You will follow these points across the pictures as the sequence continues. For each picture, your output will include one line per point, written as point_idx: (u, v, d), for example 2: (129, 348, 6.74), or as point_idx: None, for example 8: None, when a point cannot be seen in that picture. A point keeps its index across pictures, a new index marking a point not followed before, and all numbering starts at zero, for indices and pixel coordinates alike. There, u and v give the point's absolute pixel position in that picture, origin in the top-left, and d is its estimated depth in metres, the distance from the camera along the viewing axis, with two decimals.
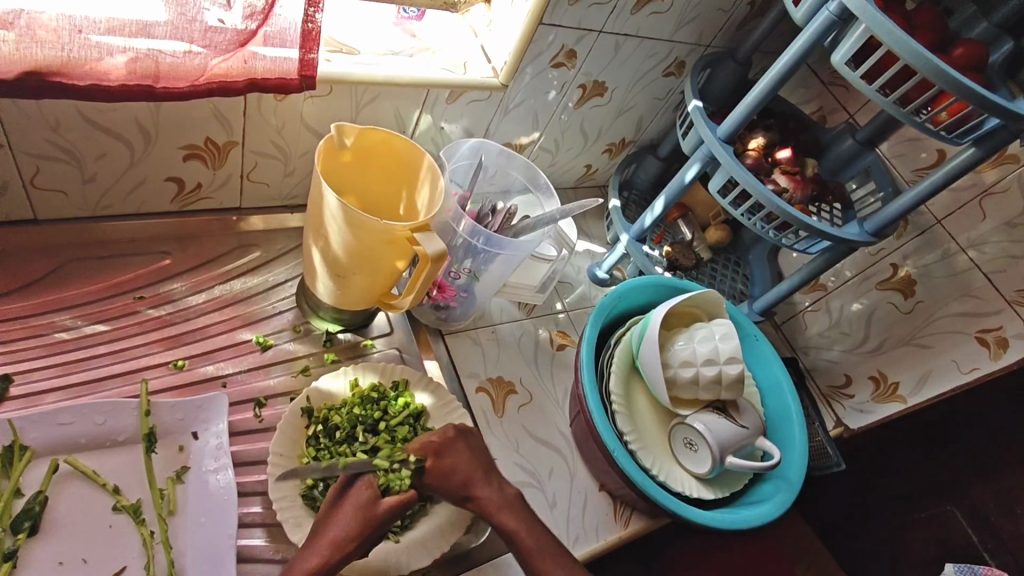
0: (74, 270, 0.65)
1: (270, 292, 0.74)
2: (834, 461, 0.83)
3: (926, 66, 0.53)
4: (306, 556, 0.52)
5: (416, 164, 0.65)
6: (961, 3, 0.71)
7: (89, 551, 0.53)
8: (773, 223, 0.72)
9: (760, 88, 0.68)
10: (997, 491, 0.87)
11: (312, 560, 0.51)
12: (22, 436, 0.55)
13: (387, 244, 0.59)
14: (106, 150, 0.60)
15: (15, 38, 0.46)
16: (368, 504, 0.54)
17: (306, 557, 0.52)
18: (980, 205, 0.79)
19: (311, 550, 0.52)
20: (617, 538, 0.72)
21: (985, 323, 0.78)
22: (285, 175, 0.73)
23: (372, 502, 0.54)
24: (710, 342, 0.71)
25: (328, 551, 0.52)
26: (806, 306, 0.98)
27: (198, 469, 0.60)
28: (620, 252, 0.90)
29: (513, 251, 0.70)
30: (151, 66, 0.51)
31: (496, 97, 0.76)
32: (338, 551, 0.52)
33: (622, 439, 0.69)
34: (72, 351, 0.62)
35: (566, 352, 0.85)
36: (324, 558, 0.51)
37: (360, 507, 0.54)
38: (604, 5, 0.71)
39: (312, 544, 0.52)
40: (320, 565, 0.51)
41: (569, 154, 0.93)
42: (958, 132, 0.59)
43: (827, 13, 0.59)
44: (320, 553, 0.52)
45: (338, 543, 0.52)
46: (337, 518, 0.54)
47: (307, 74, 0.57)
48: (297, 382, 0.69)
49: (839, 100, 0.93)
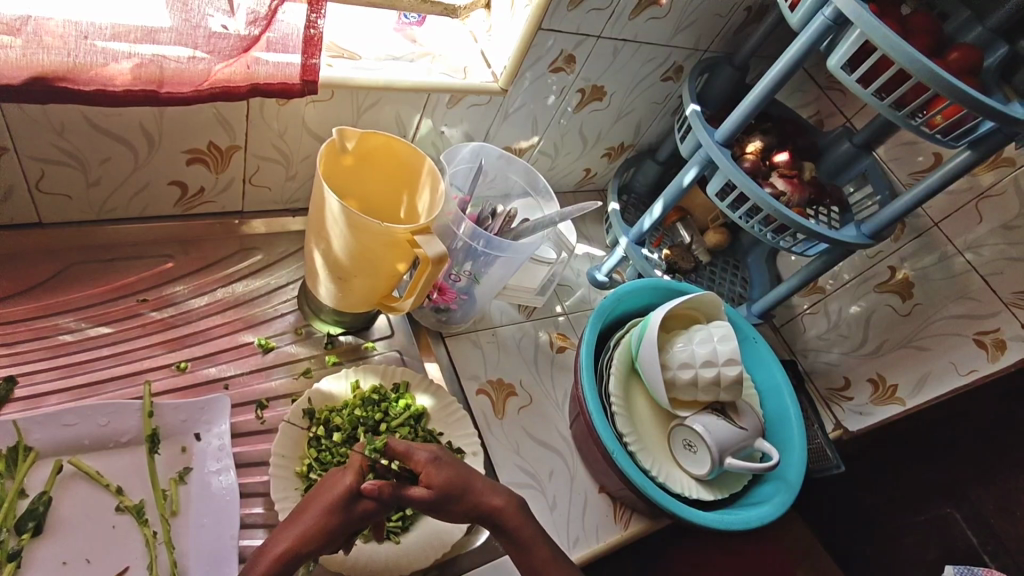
0: (77, 274, 0.66)
1: (271, 295, 0.74)
2: (833, 463, 0.84)
3: (920, 70, 0.53)
4: (275, 541, 0.53)
5: (416, 168, 0.66)
6: (956, 8, 0.71)
7: (92, 552, 0.54)
8: (771, 225, 0.73)
9: (757, 91, 0.68)
10: (998, 493, 0.86)
11: (278, 548, 0.52)
12: (26, 437, 0.55)
13: (389, 246, 0.59)
14: (109, 155, 0.60)
15: (22, 44, 0.47)
16: (341, 504, 0.53)
17: (273, 544, 0.52)
18: (977, 208, 0.79)
19: (280, 536, 0.53)
20: (617, 539, 0.72)
21: (983, 326, 0.79)
22: (287, 179, 0.74)
23: (346, 502, 0.53)
24: (708, 343, 0.71)
25: (295, 541, 0.52)
26: (804, 309, 0.98)
27: (200, 470, 0.60)
28: (620, 255, 0.90)
29: (513, 253, 0.71)
30: (155, 72, 0.52)
31: (496, 101, 0.77)
32: (304, 544, 0.52)
33: (621, 441, 0.70)
34: (75, 354, 0.62)
35: (566, 355, 0.86)
36: (289, 549, 0.52)
37: (332, 505, 0.53)
38: (603, 11, 0.72)
39: (283, 531, 0.53)
40: (283, 554, 0.52)
41: (568, 158, 0.94)
42: (953, 136, 0.60)
43: (823, 18, 0.60)
44: (287, 541, 0.52)
45: (304, 537, 0.52)
46: (310, 509, 0.53)
47: (309, 79, 0.58)
48: (298, 384, 0.69)
49: (837, 104, 0.93)
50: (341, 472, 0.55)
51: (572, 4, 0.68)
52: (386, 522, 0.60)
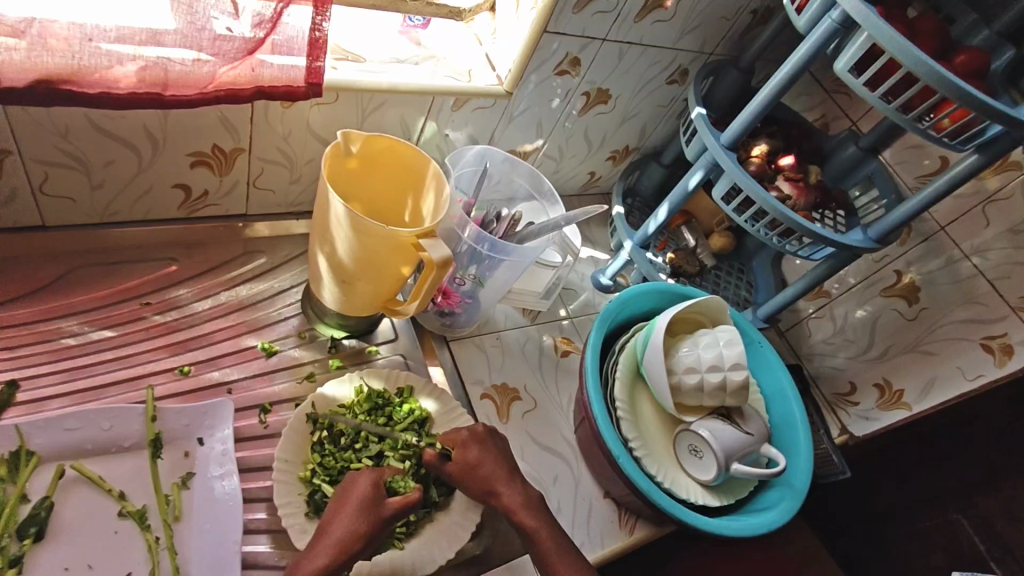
0: (79, 278, 0.66)
1: (274, 299, 0.74)
2: (840, 468, 0.83)
3: (927, 73, 0.53)
4: (311, 556, 0.52)
5: (421, 171, 0.66)
6: (963, 11, 0.71)
7: (95, 557, 0.53)
8: (777, 229, 0.72)
9: (763, 94, 0.68)
10: (1005, 500, 0.86)
11: (319, 561, 0.51)
12: (28, 442, 0.55)
13: (393, 250, 0.59)
14: (113, 157, 0.60)
15: (26, 46, 0.46)
16: (371, 504, 0.55)
17: (312, 557, 0.51)
18: (983, 212, 0.79)
19: (315, 552, 0.52)
20: (622, 545, 0.71)
21: (990, 330, 0.78)
22: (291, 182, 0.73)
23: (375, 503, 0.55)
24: (714, 348, 0.70)
25: (334, 551, 0.52)
26: (809, 314, 0.98)
27: (203, 475, 0.60)
28: (624, 258, 0.90)
29: (518, 257, 0.70)
30: (160, 74, 0.52)
31: (501, 104, 0.77)
32: (343, 552, 0.52)
33: (627, 446, 0.69)
34: (76, 358, 0.62)
35: (571, 359, 0.85)
36: (333, 558, 0.51)
37: (365, 507, 0.54)
38: (608, 14, 0.71)
39: (319, 545, 0.52)
40: (328, 564, 0.51)
41: (572, 162, 0.94)
42: (960, 139, 0.59)
43: (830, 21, 0.59)
44: (326, 553, 0.51)
45: (343, 543, 0.52)
46: (340, 515, 0.54)
47: (313, 81, 0.58)
48: (302, 388, 0.69)
49: (842, 107, 0.93)
50: (359, 476, 0.57)
51: (578, 6, 0.68)
52: None
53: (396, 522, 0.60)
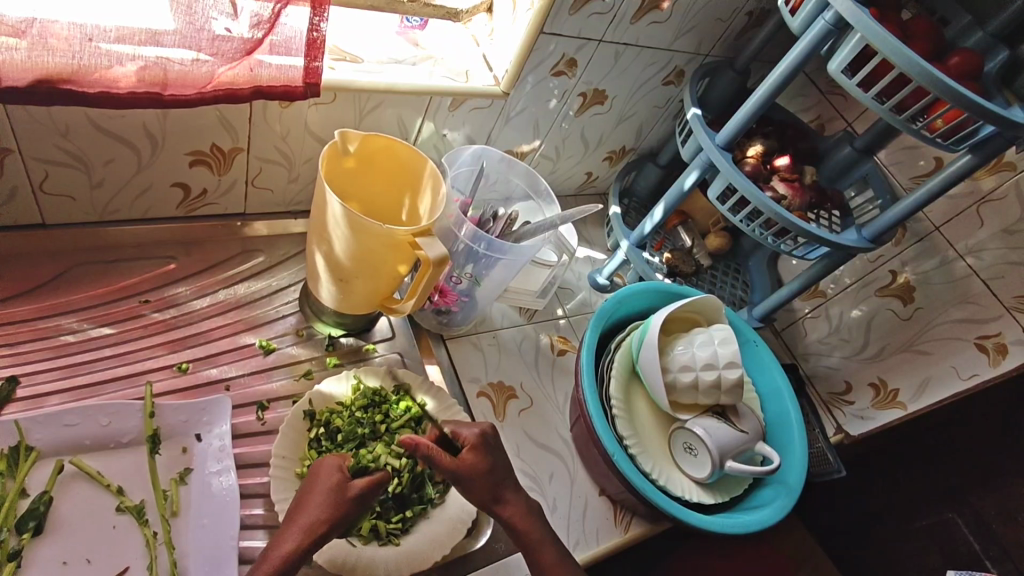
0: (78, 275, 0.66)
1: (272, 297, 0.75)
2: (834, 468, 0.83)
3: (919, 74, 0.54)
4: (280, 541, 0.51)
5: (418, 170, 0.66)
6: (957, 13, 0.71)
7: (92, 552, 0.54)
8: (771, 229, 0.72)
9: (759, 95, 0.68)
10: (1000, 498, 0.86)
11: (287, 546, 0.51)
12: (27, 437, 0.55)
13: (389, 247, 0.59)
14: (113, 156, 0.61)
15: (27, 46, 0.47)
16: (336, 488, 0.54)
17: (281, 542, 0.51)
18: (978, 212, 0.80)
19: (284, 537, 0.52)
20: (617, 543, 0.72)
21: (984, 330, 0.79)
22: (289, 182, 0.74)
23: (339, 488, 0.54)
24: (709, 346, 0.71)
25: (301, 536, 0.51)
26: (805, 313, 0.98)
27: (201, 471, 0.60)
28: (620, 258, 0.90)
29: (514, 256, 0.71)
30: (160, 74, 0.52)
31: (498, 104, 0.77)
32: (310, 537, 0.51)
33: (622, 444, 0.70)
34: (75, 355, 0.63)
35: (567, 358, 0.86)
36: (298, 542, 0.51)
37: (330, 491, 0.54)
38: (604, 15, 0.72)
39: (286, 530, 0.52)
40: (293, 550, 0.51)
41: (569, 162, 0.94)
42: (953, 140, 0.59)
43: (824, 22, 0.60)
44: (294, 537, 0.51)
45: (310, 529, 0.52)
46: (308, 502, 0.53)
47: (311, 81, 0.59)
48: (299, 386, 0.69)
49: (837, 109, 0.94)
50: (323, 462, 0.57)
51: (574, 7, 0.69)
52: (387, 524, 0.60)
53: (392, 518, 0.61)
